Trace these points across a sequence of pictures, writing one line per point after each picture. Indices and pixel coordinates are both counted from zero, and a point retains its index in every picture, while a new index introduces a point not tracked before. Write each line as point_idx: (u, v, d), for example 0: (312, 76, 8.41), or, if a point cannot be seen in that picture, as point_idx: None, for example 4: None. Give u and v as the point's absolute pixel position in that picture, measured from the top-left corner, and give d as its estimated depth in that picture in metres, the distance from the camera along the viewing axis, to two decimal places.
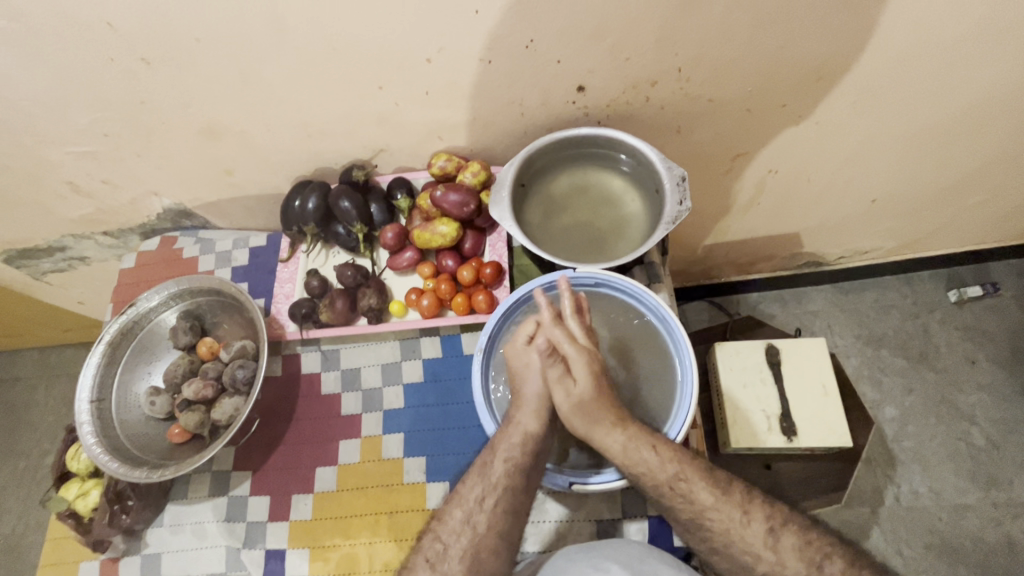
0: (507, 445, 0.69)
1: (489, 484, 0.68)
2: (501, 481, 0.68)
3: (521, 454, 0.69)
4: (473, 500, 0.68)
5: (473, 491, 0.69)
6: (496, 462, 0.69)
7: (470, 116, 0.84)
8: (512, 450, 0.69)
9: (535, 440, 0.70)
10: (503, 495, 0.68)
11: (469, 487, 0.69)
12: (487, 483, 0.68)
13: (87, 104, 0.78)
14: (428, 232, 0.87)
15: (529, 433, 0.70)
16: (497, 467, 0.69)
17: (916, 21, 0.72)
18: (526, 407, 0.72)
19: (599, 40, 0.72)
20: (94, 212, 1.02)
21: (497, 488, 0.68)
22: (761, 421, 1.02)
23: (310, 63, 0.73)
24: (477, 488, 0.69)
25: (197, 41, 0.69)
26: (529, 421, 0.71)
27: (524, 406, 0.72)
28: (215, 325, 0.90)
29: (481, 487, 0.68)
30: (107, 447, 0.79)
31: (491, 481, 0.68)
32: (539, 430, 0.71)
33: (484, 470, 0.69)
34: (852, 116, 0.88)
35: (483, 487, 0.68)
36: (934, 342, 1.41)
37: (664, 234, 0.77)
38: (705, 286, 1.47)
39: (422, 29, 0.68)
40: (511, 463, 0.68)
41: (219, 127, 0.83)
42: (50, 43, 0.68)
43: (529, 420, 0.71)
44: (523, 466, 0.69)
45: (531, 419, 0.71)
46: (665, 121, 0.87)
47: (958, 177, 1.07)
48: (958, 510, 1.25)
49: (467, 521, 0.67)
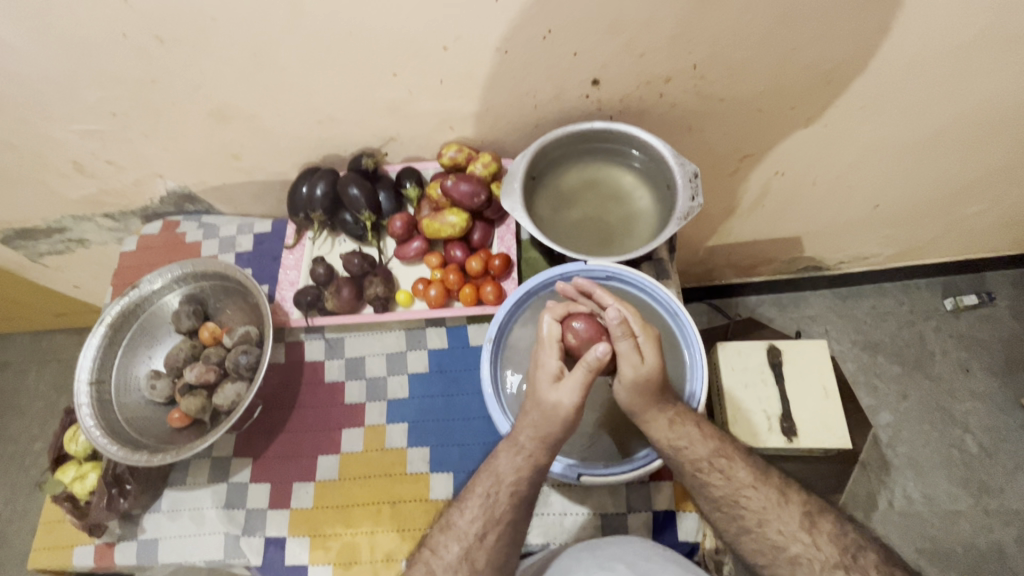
0: (511, 474, 0.67)
1: (490, 518, 0.66)
2: (504, 516, 0.66)
3: (524, 476, 0.67)
4: (472, 536, 0.65)
5: (473, 525, 0.66)
6: (501, 493, 0.67)
7: (483, 107, 0.83)
8: (512, 475, 0.67)
9: (540, 465, 0.67)
10: (504, 528, 0.66)
11: (467, 520, 0.66)
12: (489, 517, 0.66)
13: (96, 82, 0.77)
14: (437, 222, 0.86)
15: (533, 457, 0.67)
16: (503, 497, 0.66)
17: (930, 26, 0.72)
18: (529, 427, 0.67)
19: (617, 35, 0.72)
20: (95, 193, 1.01)
21: (499, 523, 0.66)
22: (761, 421, 1.01)
23: (326, 48, 0.72)
24: (477, 523, 0.66)
25: (212, 20, 0.68)
26: (532, 446, 0.67)
27: (527, 427, 0.67)
28: (218, 310, 0.89)
29: (482, 521, 0.66)
30: (106, 430, 0.77)
31: (492, 515, 0.66)
32: (545, 457, 0.67)
33: (486, 500, 0.67)
34: (861, 121, 0.89)
35: (483, 521, 0.66)
36: (930, 349, 1.42)
37: (676, 229, 0.78)
38: (706, 288, 1.47)
39: (441, 16, 0.68)
40: (515, 494, 0.66)
41: (229, 111, 0.83)
42: (62, 17, 0.67)
43: (535, 448, 0.67)
44: (525, 492, 0.67)
45: (532, 441, 0.67)
46: (677, 118, 0.88)
47: (961, 185, 1.08)
48: (949, 515, 1.26)
49: (465, 558, 0.64)
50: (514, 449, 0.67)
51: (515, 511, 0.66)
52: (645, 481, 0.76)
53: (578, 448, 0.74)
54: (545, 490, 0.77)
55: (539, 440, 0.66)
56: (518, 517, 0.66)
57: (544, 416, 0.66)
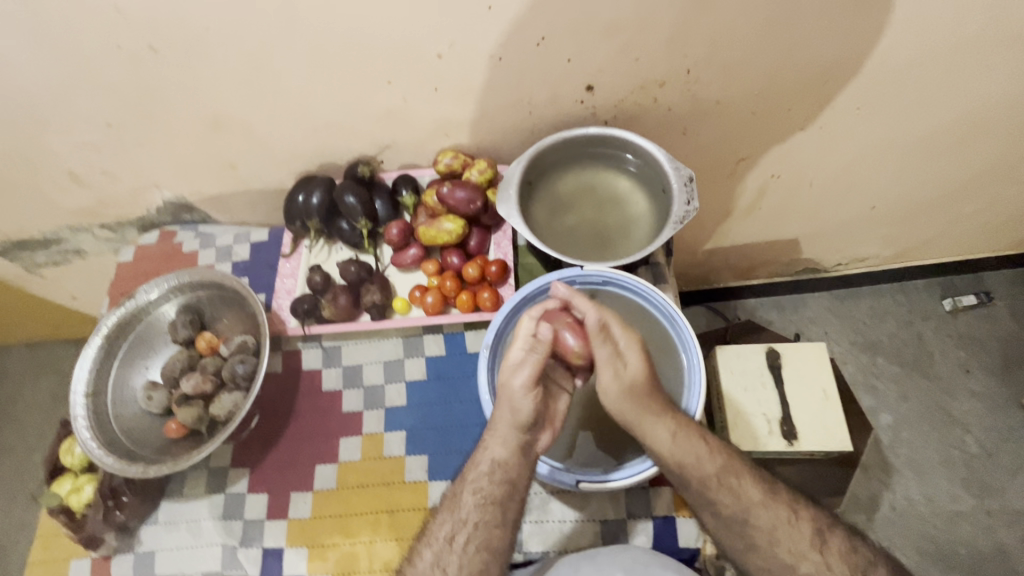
0: (474, 476, 0.68)
1: (457, 521, 0.67)
2: (471, 516, 0.66)
3: (489, 483, 0.67)
4: (441, 540, 0.66)
5: (444, 529, 0.67)
6: (466, 495, 0.68)
7: (479, 113, 0.84)
8: (480, 481, 0.68)
9: (508, 468, 0.68)
10: (476, 532, 0.66)
11: (439, 525, 0.67)
12: (456, 520, 0.67)
13: (91, 92, 0.77)
14: (434, 229, 0.87)
15: (499, 462, 0.68)
16: (465, 500, 0.68)
17: (921, 28, 0.72)
18: (496, 432, 0.69)
19: (610, 40, 0.73)
20: (92, 204, 1.01)
21: (467, 524, 0.66)
22: (761, 424, 1.01)
23: (321, 56, 0.72)
24: (448, 526, 0.67)
25: (206, 30, 0.68)
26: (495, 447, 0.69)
27: (495, 433, 0.69)
28: (215, 319, 0.88)
29: (450, 524, 0.67)
30: (102, 442, 0.77)
31: (460, 518, 0.67)
32: (510, 458, 0.68)
33: (453, 505, 0.68)
34: (855, 123, 0.89)
35: (452, 525, 0.67)
36: (929, 350, 1.42)
37: (672, 233, 0.78)
38: (705, 291, 1.47)
39: (435, 23, 0.68)
40: (480, 495, 0.67)
41: (225, 120, 0.83)
42: (56, 29, 0.68)
43: (498, 449, 0.68)
44: (495, 496, 0.67)
45: (501, 447, 0.68)
46: (672, 122, 0.88)
47: (957, 185, 1.08)
48: (952, 517, 1.25)
49: (436, 563, 0.65)
50: (480, 451, 0.70)
51: (483, 513, 0.66)
52: (646, 486, 0.76)
53: (575, 452, 0.74)
54: (544, 496, 0.77)
55: (506, 445, 0.68)
56: (490, 520, 0.66)
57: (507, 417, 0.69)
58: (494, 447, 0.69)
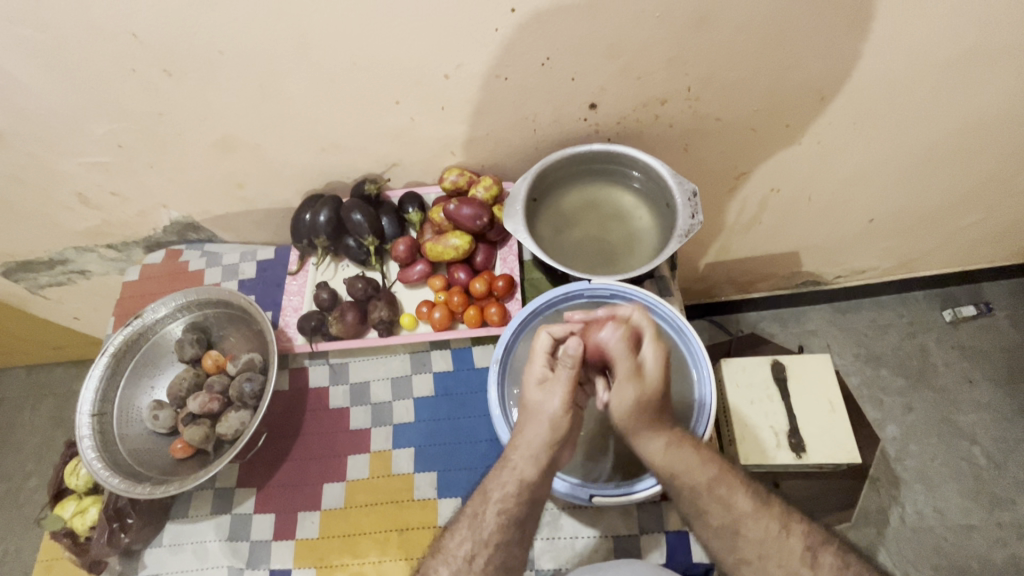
0: (499, 493, 0.66)
1: (479, 540, 0.64)
2: (493, 537, 0.64)
3: (515, 504, 0.66)
4: (461, 559, 0.64)
5: (462, 548, 0.65)
6: (488, 511, 0.66)
7: (485, 132, 0.85)
8: (504, 501, 0.66)
9: (531, 487, 0.66)
10: (496, 552, 0.64)
11: (456, 543, 0.65)
12: (477, 540, 0.64)
13: (103, 115, 0.79)
14: (440, 245, 0.87)
15: (526, 480, 0.66)
16: (488, 519, 0.65)
17: (914, 45, 0.75)
18: (524, 450, 0.68)
19: (613, 59, 0.74)
20: (99, 224, 1.02)
21: (489, 545, 0.64)
22: (769, 437, 1.00)
23: (331, 78, 0.74)
24: (466, 545, 0.65)
25: (220, 53, 0.70)
26: (522, 463, 0.67)
27: (521, 449, 0.68)
28: (221, 338, 0.88)
29: (470, 543, 0.64)
30: (108, 462, 0.76)
31: (482, 537, 0.64)
32: (536, 477, 0.67)
33: (474, 523, 0.65)
34: (852, 138, 0.91)
35: (472, 544, 0.64)
36: (932, 361, 1.42)
37: (678, 246, 0.78)
38: (706, 305, 1.48)
39: (442, 45, 0.70)
40: (504, 516, 0.65)
41: (234, 141, 0.84)
42: (72, 54, 0.69)
43: (524, 465, 0.67)
44: (516, 515, 0.65)
45: (528, 465, 0.67)
46: (673, 138, 0.89)
47: (954, 197, 1.10)
48: (963, 530, 1.24)
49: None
50: (506, 468, 0.68)
51: (506, 532, 0.65)
52: (657, 500, 0.75)
53: (586, 467, 0.73)
54: (555, 512, 0.76)
55: (534, 462, 0.67)
56: (510, 538, 0.65)
57: (541, 432, 0.68)
58: (524, 466, 0.67)
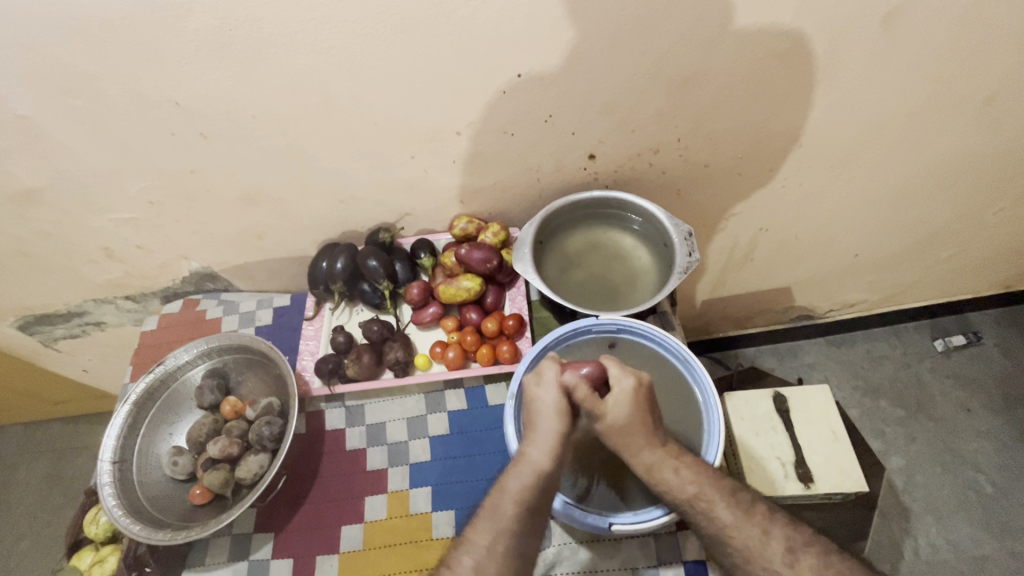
0: (516, 484, 0.69)
1: (500, 528, 0.68)
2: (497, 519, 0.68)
3: (531, 492, 0.69)
4: (482, 547, 0.66)
5: (484, 537, 0.68)
6: (506, 504, 0.69)
7: (492, 182, 0.91)
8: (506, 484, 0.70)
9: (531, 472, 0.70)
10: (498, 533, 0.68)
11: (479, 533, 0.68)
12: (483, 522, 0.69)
13: (139, 174, 0.85)
14: (453, 287, 0.92)
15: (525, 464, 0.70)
16: (507, 509, 0.69)
17: (875, 95, 0.84)
18: (538, 441, 0.72)
19: (609, 115, 0.82)
20: (121, 276, 1.06)
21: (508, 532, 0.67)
22: (777, 468, 1.01)
23: (353, 136, 0.81)
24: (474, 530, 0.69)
25: (252, 117, 0.77)
26: (539, 455, 0.71)
27: (536, 441, 0.72)
28: (239, 383, 0.90)
29: (490, 532, 0.68)
30: (128, 509, 0.77)
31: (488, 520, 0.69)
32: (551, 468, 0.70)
33: (494, 515, 0.69)
34: (830, 178, 0.99)
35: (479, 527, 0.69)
36: (928, 390, 1.45)
37: (677, 282, 0.84)
38: (705, 341, 1.52)
39: (455, 105, 0.78)
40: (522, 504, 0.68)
41: (259, 195, 0.90)
42: (117, 120, 0.76)
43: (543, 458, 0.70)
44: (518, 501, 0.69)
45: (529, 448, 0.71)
46: (667, 184, 0.96)
47: (930, 230, 1.18)
48: (976, 561, 1.24)
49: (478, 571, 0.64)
50: (523, 459, 0.71)
51: (522, 521, 0.67)
52: (673, 530, 0.76)
53: (591, 490, 0.75)
54: (573, 546, 0.76)
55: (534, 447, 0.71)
56: (523, 528, 0.67)
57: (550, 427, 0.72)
58: (539, 456, 0.70)
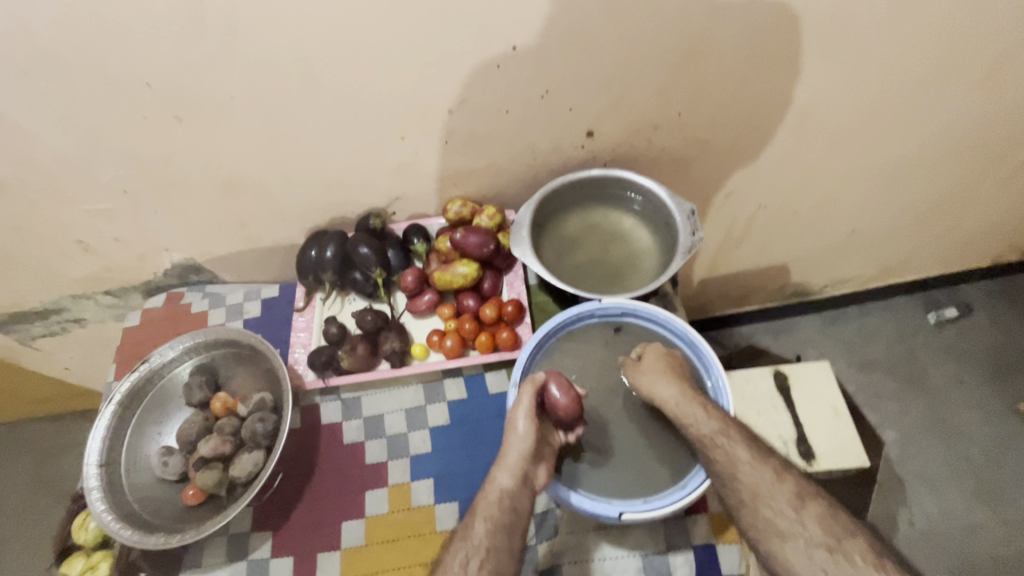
0: (485, 506, 0.69)
1: (472, 546, 0.67)
2: (483, 542, 0.66)
3: (499, 512, 0.68)
4: (458, 565, 0.66)
5: (458, 557, 0.67)
6: (476, 524, 0.68)
7: (486, 163, 0.88)
8: (490, 509, 0.68)
9: (513, 497, 0.69)
10: (488, 557, 0.66)
11: (453, 554, 0.67)
12: (470, 546, 0.67)
13: (111, 162, 0.80)
14: (449, 273, 0.89)
15: (506, 490, 0.69)
16: (477, 529, 0.68)
17: (883, 64, 0.81)
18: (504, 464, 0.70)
19: (609, 90, 0.79)
20: (99, 270, 1.01)
21: (480, 550, 0.66)
22: (779, 447, 1.01)
23: (339, 117, 0.76)
24: (462, 553, 0.67)
25: (231, 98, 0.72)
26: (504, 478, 0.69)
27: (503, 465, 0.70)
28: (229, 378, 0.87)
29: (464, 551, 0.67)
30: (118, 514, 0.74)
31: (473, 544, 0.67)
32: (515, 487, 0.69)
33: (465, 534, 0.68)
34: (832, 152, 0.97)
35: (465, 552, 0.67)
36: (922, 363, 1.46)
37: (681, 263, 0.81)
38: (702, 321, 1.50)
39: (447, 81, 0.74)
40: (490, 522, 0.68)
41: (241, 182, 0.85)
42: (83, 103, 0.71)
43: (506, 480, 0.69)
44: (504, 523, 0.68)
45: (508, 477, 0.69)
46: (666, 161, 0.93)
47: (929, 203, 1.16)
48: (970, 529, 1.26)
49: None
50: (489, 483, 0.70)
51: (493, 539, 0.67)
52: (682, 515, 0.76)
53: (598, 479, 0.73)
54: (580, 534, 0.75)
55: (513, 474, 0.69)
56: (499, 545, 0.67)
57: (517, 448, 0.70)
58: (503, 478, 0.69)
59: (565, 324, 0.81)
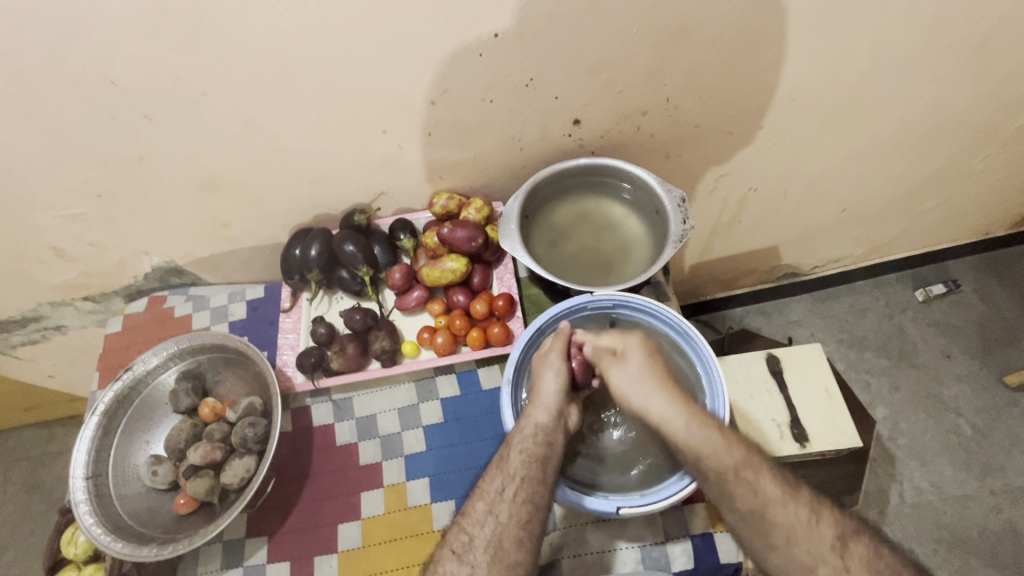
0: (521, 436, 0.70)
1: (508, 475, 0.67)
2: (518, 471, 0.67)
3: (535, 445, 0.69)
4: (494, 493, 0.67)
5: (494, 484, 0.68)
6: (512, 453, 0.69)
7: (473, 154, 0.86)
8: (525, 442, 0.69)
9: (549, 431, 0.70)
10: (524, 485, 0.66)
11: (489, 481, 0.68)
12: (505, 474, 0.67)
13: (81, 165, 0.76)
14: (437, 269, 0.87)
15: (541, 425, 0.71)
16: (513, 459, 0.68)
17: (873, 42, 0.79)
18: (539, 403, 0.72)
19: (595, 76, 0.76)
20: (77, 276, 0.98)
21: (516, 478, 0.67)
22: (772, 430, 1.01)
23: (318, 111, 0.74)
24: (498, 482, 0.68)
25: (203, 95, 0.69)
26: (541, 414, 0.71)
27: (538, 403, 0.73)
28: (217, 383, 0.85)
29: (500, 479, 0.68)
30: (108, 527, 0.73)
31: (509, 473, 0.67)
32: (551, 423, 0.71)
33: (501, 464, 0.69)
34: (822, 132, 0.96)
35: (502, 479, 0.67)
36: (911, 339, 1.48)
37: (673, 252, 0.80)
38: (694, 305, 1.50)
39: (429, 71, 0.71)
40: (526, 454, 0.68)
41: (221, 181, 0.83)
42: (47, 105, 0.67)
43: (540, 414, 0.71)
44: (540, 455, 0.68)
45: (544, 413, 0.71)
46: (656, 147, 0.92)
47: (917, 181, 1.16)
48: (959, 501, 1.28)
49: (490, 511, 0.66)
50: (524, 419, 0.72)
51: (531, 468, 0.67)
52: (680, 505, 0.76)
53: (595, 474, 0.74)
54: (579, 528, 0.75)
55: (549, 411, 0.72)
56: (535, 476, 0.67)
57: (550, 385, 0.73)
58: (539, 413, 0.71)
59: (566, 310, 0.81)
